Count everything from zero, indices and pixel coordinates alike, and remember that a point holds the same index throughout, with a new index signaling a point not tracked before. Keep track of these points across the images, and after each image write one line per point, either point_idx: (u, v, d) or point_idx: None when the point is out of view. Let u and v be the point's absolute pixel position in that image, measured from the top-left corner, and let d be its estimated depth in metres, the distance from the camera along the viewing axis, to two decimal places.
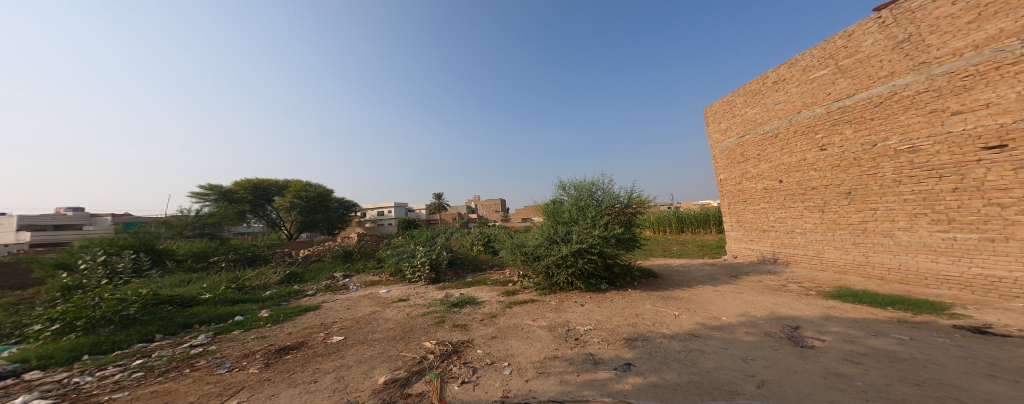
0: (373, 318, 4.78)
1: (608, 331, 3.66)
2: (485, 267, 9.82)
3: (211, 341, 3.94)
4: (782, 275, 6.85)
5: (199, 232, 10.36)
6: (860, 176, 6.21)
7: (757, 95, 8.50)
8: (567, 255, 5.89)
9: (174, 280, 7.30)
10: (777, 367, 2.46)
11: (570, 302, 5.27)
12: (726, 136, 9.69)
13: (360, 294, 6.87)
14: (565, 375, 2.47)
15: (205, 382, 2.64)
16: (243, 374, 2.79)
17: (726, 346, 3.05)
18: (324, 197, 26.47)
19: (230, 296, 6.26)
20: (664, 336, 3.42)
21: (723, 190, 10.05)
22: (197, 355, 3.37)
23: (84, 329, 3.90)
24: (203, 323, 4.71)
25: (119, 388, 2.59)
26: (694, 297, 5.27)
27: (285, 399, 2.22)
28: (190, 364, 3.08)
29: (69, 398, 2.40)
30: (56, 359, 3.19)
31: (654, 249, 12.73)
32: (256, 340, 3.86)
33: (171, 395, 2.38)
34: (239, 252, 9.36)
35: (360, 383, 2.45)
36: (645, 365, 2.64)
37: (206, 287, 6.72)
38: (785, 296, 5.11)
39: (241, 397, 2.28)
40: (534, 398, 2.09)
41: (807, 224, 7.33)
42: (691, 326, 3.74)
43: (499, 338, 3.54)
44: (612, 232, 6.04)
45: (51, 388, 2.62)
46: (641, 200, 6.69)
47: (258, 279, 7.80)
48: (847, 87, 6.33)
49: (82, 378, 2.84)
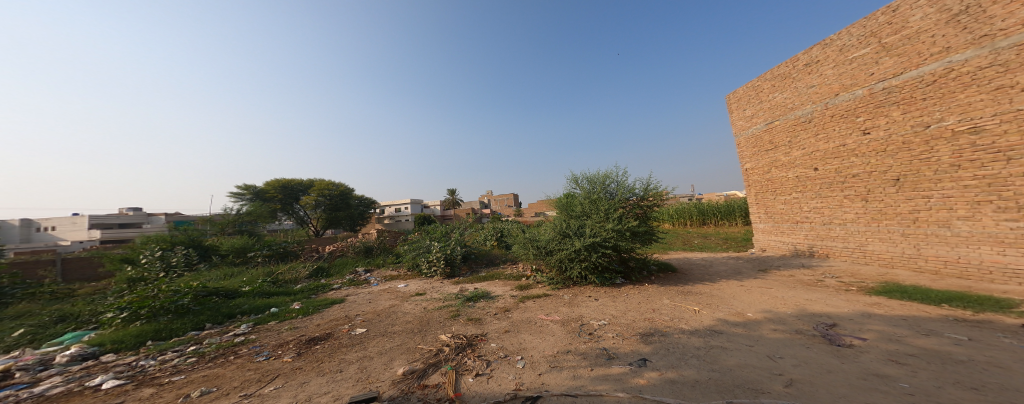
0: (393, 312, 4.96)
1: (623, 326, 3.55)
2: (498, 262, 9.84)
3: (252, 330, 4.28)
4: (818, 270, 6.30)
5: (238, 229, 11.22)
6: (910, 161, 5.63)
7: (787, 79, 7.92)
8: (579, 249, 5.78)
9: (218, 273, 7.99)
10: (808, 366, 2.28)
11: (584, 297, 5.19)
12: (752, 124, 9.13)
13: (380, 289, 7.14)
14: (579, 369, 2.43)
15: (247, 368, 2.87)
16: (278, 362, 3.00)
17: (748, 342, 2.90)
18: (346, 195, 27.68)
19: (266, 289, 6.74)
20: (684, 332, 3.26)
21: (749, 180, 9.44)
22: (240, 343, 3.67)
23: (147, 318, 4.35)
24: (244, 314, 5.11)
25: (177, 371, 2.88)
26: (717, 292, 4.98)
27: (314, 386, 2.36)
28: (235, 352, 3.37)
29: (136, 379, 2.71)
30: (126, 344, 3.60)
31: (671, 243, 12.27)
32: (290, 330, 4.14)
33: (220, 380, 2.61)
34: (274, 248, 9.96)
35: (381, 374, 2.55)
36: (662, 360, 2.54)
37: (244, 281, 7.27)
38: (821, 291, 4.69)
39: (277, 384, 2.45)
40: (547, 391, 2.07)
41: (848, 214, 6.71)
42: (712, 322, 3.55)
43: (512, 333, 3.55)
44: (626, 225, 5.88)
45: (123, 370, 2.97)
46: (657, 192, 6.47)
47: (290, 273, 8.38)
48: (893, 66, 5.75)
49: (147, 361, 3.18)
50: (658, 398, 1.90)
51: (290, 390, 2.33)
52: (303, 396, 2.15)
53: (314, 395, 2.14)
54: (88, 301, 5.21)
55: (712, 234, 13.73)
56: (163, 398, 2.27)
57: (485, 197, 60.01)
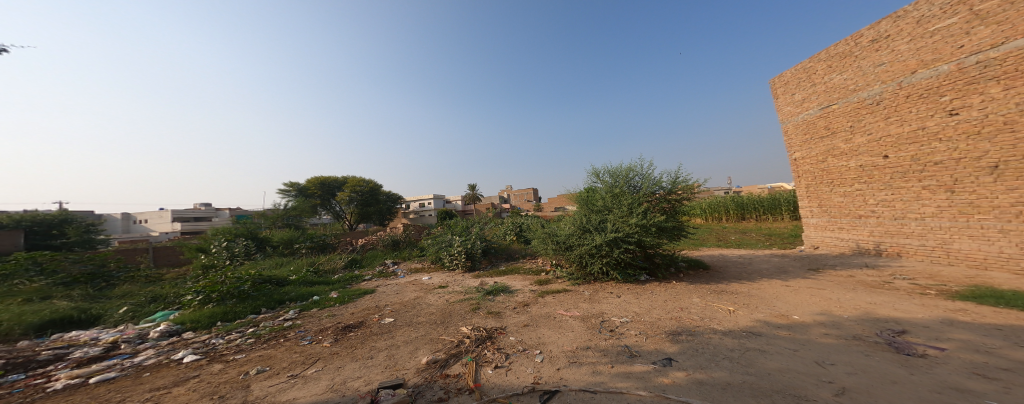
0: (417, 303, 5.14)
1: (647, 324, 3.34)
2: (517, 256, 9.83)
3: (298, 315, 4.72)
4: (885, 270, 5.44)
5: (286, 223, 12.44)
6: (1014, 145, 4.72)
7: (847, 58, 6.96)
8: (601, 244, 5.55)
9: (271, 262, 8.92)
10: (867, 375, 1.95)
11: (605, 293, 4.97)
12: (803, 110, 8.12)
13: (406, 281, 7.47)
14: (599, 366, 2.32)
15: (294, 351, 3.16)
16: (319, 346, 3.27)
17: (792, 345, 2.56)
18: (376, 191, 29.35)
19: (309, 278, 7.39)
20: (716, 332, 2.98)
21: (799, 171, 8.41)
22: (288, 328, 4.06)
23: (217, 301, 4.99)
24: (292, 301, 5.65)
25: (239, 350, 3.26)
26: (757, 292, 4.49)
27: (348, 370, 2.54)
28: (284, 335, 3.74)
29: (209, 355, 3.12)
30: (202, 323, 4.17)
31: (704, 238, 11.42)
32: (328, 317, 4.49)
33: (272, 360, 2.90)
34: (315, 240, 10.65)
35: (407, 362, 2.66)
36: (689, 361, 2.33)
37: (292, 270, 8.05)
38: (888, 294, 4.03)
39: (317, 367, 2.67)
40: (565, 386, 2.01)
41: (927, 208, 5.79)
42: (750, 323, 3.20)
43: (531, 327, 3.50)
44: (652, 220, 5.54)
45: (198, 346, 3.44)
46: (687, 185, 5.97)
47: (329, 263, 9.09)
48: (991, 35, 4.83)
49: (217, 340, 3.65)
50: (684, 399, 1.75)
51: (327, 373, 2.52)
52: (339, 379, 2.31)
53: (348, 379, 2.29)
54: (172, 285, 6.10)
55: (753, 229, 12.56)
56: (226, 375, 2.57)
57: (506, 193, 60.35)
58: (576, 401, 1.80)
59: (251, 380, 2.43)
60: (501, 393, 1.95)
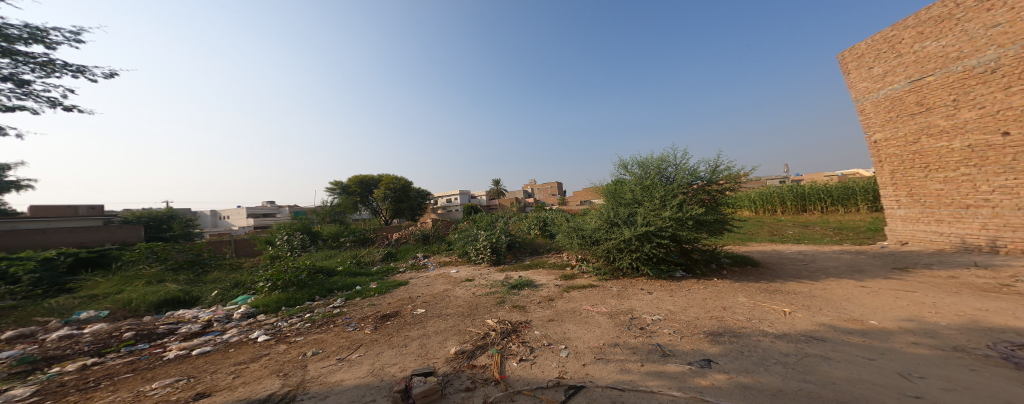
0: (446, 295, 5.30)
1: (683, 323, 3.03)
2: (542, 251, 9.72)
3: (344, 304, 5.17)
4: (1004, 271, 4.33)
5: (333, 219, 13.67)
6: None
7: (944, 23, 6.39)
8: (630, 238, 5.17)
9: (322, 254, 9.90)
10: (970, 393, 1.53)
11: (635, 289, 4.64)
12: (886, 84, 7.43)
13: (436, 273, 7.74)
14: (627, 363, 2.17)
15: (341, 336, 3.46)
16: (361, 333, 3.54)
17: (867, 354, 2.10)
18: (406, 188, 30.96)
19: (352, 269, 8.03)
20: (767, 335, 2.60)
21: (882, 155, 7.74)
22: (335, 315, 4.45)
23: (281, 288, 5.68)
24: (340, 290, 6.21)
25: (299, 333, 3.67)
26: (822, 293, 3.84)
27: (387, 356, 2.71)
28: (334, 321, 4.12)
29: (277, 336, 3.57)
30: (270, 308, 4.79)
31: (754, 234, 10.24)
32: (370, 306, 4.85)
33: (324, 344, 3.21)
34: (357, 234, 11.58)
35: (438, 351, 2.76)
36: (733, 363, 2.06)
37: (339, 261, 8.84)
38: (1007, 299, 3.16)
39: (360, 352, 2.89)
40: (591, 382, 1.91)
41: None
42: (811, 327, 2.72)
43: (555, 321, 3.39)
44: (688, 213, 5.00)
45: (268, 328, 3.95)
46: (730, 175, 5.36)
47: (369, 256, 9.79)
48: None
49: (281, 323, 4.15)
50: None
51: (369, 358, 2.72)
52: (379, 365, 2.49)
53: (387, 365, 2.46)
54: (249, 273, 7.11)
55: (820, 225, 10.98)
56: (289, 355, 2.91)
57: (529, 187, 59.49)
58: (603, 398, 1.71)
59: (308, 361, 2.73)
60: (527, 386, 1.95)
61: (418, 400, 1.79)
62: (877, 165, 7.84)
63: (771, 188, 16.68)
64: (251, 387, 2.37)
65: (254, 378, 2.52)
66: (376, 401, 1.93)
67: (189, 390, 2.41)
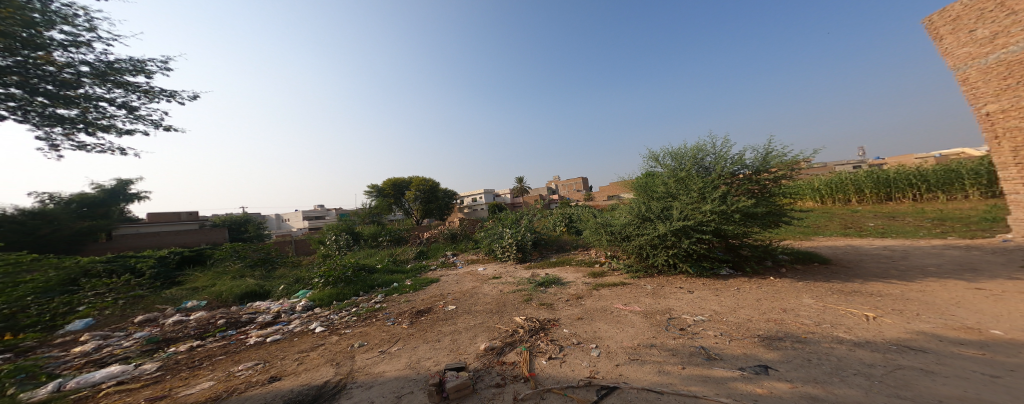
0: (475, 292, 5.38)
1: (733, 325, 2.69)
2: (568, 248, 9.45)
3: (384, 299, 5.55)
4: None
5: (372, 220, 14.72)
6: None
7: None
8: (665, 234, 4.80)
9: (364, 252, 10.75)
10: None
11: (673, 287, 4.29)
12: (998, 47, 6.04)
13: (464, 271, 7.91)
14: (666, 365, 1.99)
15: (382, 330, 3.70)
16: (399, 327, 3.74)
17: (988, 369, 1.66)
18: (435, 189, 32.32)
19: (390, 267, 8.58)
20: (842, 342, 2.19)
21: (998, 129, 6.27)
22: (377, 309, 4.78)
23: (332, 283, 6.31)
24: (381, 285, 6.69)
25: (348, 326, 4.02)
26: (916, 296, 3.16)
27: (422, 350, 2.84)
28: (376, 316, 4.44)
29: (331, 327, 3.95)
30: (324, 301, 5.36)
31: (820, 227, 8.83)
32: (405, 302, 5.13)
33: (368, 337, 3.46)
34: (393, 234, 12.34)
35: (468, 347, 2.81)
36: (798, 372, 1.77)
37: (378, 259, 9.51)
38: None
39: (399, 346, 3.06)
40: (625, 383, 1.79)
41: None
42: (904, 335, 2.24)
43: (585, 320, 3.24)
44: (734, 206, 4.46)
45: (323, 320, 4.39)
46: (784, 162, 4.66)
47: (403, 255, 10.38)
48: None
49: (333, 316, 4.57)
50: None
51: (406, 352, 2.87)
52: (415, 358, 2.62)
53: (422, 359, 2.57)
54: (306, 269, 8.00)
55: (911, 216, 9.13)
56: (340, 346, 3.20)
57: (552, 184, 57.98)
58: (638, 401, 1.59)
59: (355, 352, 2.98)
60: (557, 384, 1.89)
61: (451, 394, 1.83)
62: (992, 142, 6.37)
63: (842, 175, 14.42)
64: (311, 374, 2.65)
65: (312, 366, 2.81)
66: (413, 392, 2.03)
67: (265, 373, 2.77)
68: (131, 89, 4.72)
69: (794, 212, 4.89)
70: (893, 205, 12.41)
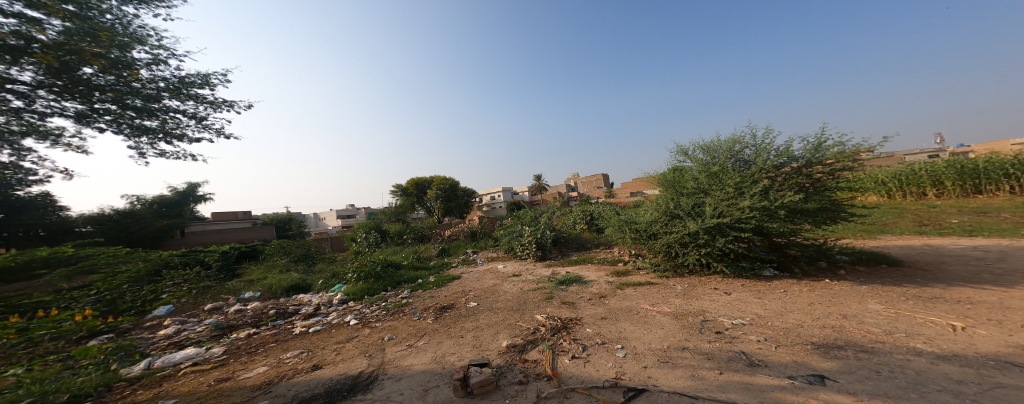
0: (496, 289, 5.41)
1: (777, 331, 2.42)
2: (590, 246, 9.19)
3: (410, 295, 5.78)
4: None
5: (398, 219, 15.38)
6: None
7: None
8: (696, 232, 4.47)
9: (391, 249, 11.27)
10: None
11: (706, 288, 3.98)
12: None
13: (486, 268, 7.99)
14: (700, 370, 1.84)
15: (409, 325, 3.84)
16: (425, 322, 3.87)
17: None
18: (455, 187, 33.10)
19: (415, 263, 8.92)
20: (920, 354, 1.88)
21: None
22: (404, 304, 4.99)
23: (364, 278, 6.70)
24: (407, 281, 7.00)
25: (378, 319, 4.23)
26: (1013, 304, 2.65)
27: (447, 345, 2.90)
28: (404, 311, 4.63)
29: (364, 320, 4.19)
30: (357, 295, 5.72)
31: (885, 224, 7.71)
32: (430, 298, 5.29)
33: (397, 331, 3.62)
34: (416, 232, 12.83)
35: (491, 343, 2.83)
36: (861, 385, 1.54)
37: (404, 256, 9.92)
38: None
39: (425, 340, 3.16)
40: (654, 387, 1.68)
41: None
42: (1002, 349, 1.87)
43: (609, 320, 3.11)
44: (780, 202, 3.99)
45: (357, 313, 4.66)
46: (839, 151, 4.11)
47: (427, 252, 10.74)
48: None
49: (365, 310, 4.84)
50: None
51: (431, 346, 2.95)
52: (440, 353, 2.69)
53: (447, 354, 2.63)
54: (341, 265, 8.57)
55: (1005, 210, 7.72)
56: (372, 338, 3.38)
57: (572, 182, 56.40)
58: None
59: (385, 345, 3.12)
60: (581, 384, 1.83)
61: (475, 389, 1.84)
62: None
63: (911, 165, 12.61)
64: (347, 364, 2.83)
65: (348, 357, 2.99)
66: (439, 386, 2.07)
67: (308, 362, 3.00)
68: (198, 101, 5.33)
69: (854, 208, 4.29)
70: (979, 198, 10.65)
